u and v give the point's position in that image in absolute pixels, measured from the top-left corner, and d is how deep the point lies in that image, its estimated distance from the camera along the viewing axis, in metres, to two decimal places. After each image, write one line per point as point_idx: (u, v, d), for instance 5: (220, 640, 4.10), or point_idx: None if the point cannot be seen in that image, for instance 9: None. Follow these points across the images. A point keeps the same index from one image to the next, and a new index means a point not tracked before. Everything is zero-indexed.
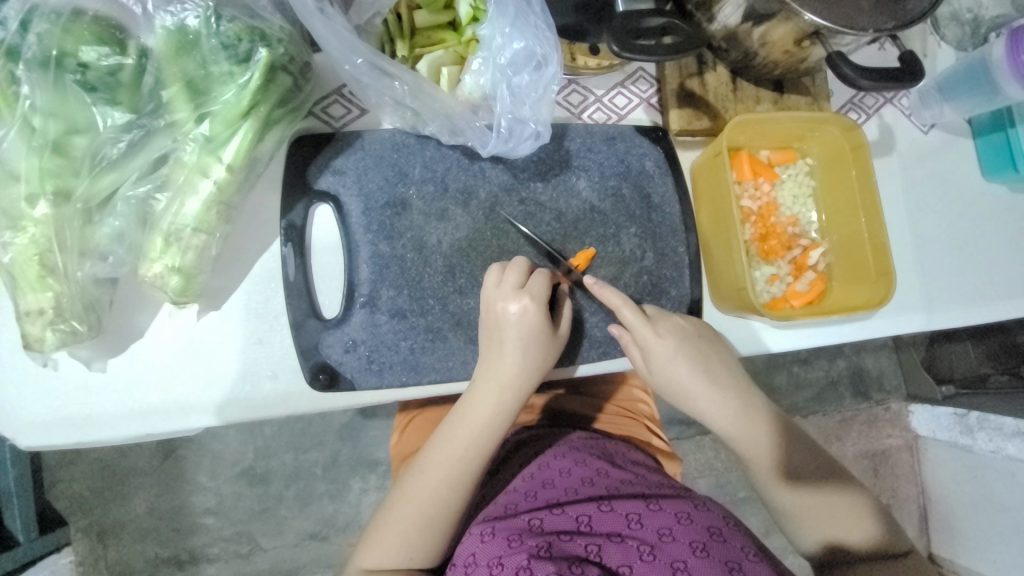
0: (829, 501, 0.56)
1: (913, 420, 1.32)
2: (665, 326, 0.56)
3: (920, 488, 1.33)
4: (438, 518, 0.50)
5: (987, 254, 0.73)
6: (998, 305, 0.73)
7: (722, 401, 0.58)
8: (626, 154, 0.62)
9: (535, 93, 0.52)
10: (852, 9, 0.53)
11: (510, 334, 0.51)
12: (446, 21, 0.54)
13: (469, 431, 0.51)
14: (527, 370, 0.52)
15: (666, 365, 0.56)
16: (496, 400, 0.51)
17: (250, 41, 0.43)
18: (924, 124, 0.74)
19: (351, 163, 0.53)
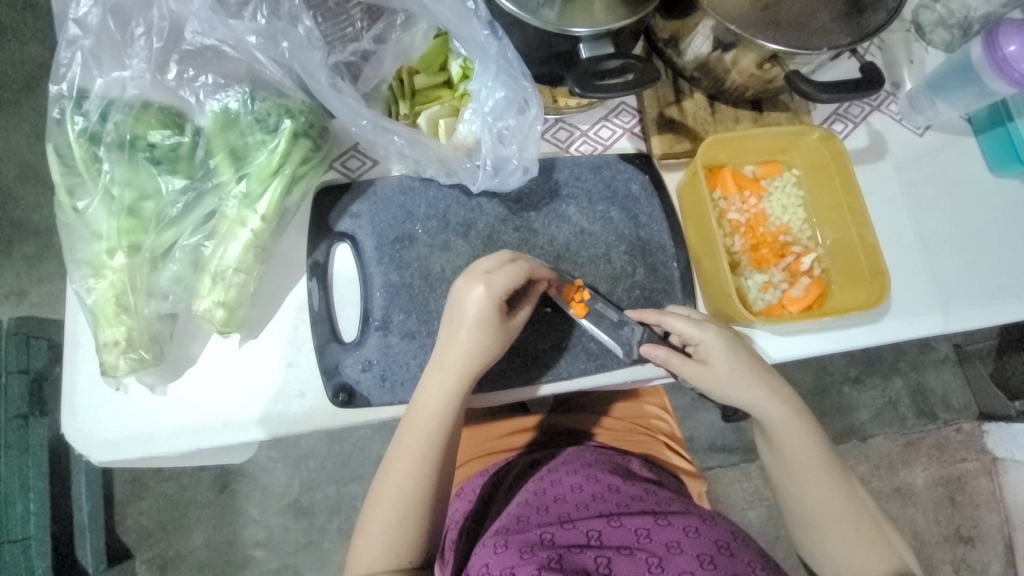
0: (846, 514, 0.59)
1: (989, 441, 1.30)
2: (726, 330, 0.59)
3: (1004, 518, 1.29)
4: (413, 507, 0.54)
5: (998, 251, 0.72)
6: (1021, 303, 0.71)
7: (786, 407, 0.59)
8: (612, 180, 0.67)
9: (521, 134, 0.60)
10: (805, 30, 0.57)
11: (452, 332, 0.55)
12: (441, 81, 0.63)
13: (424, 426, 0.54)
14: (471, 362, 0.55)
15: (726, 363, 0.58)
16: (445, 393, 0.55)
17: (278, 114, 0.54)
18: (919, 126, 0.74)
19: (365, 207, 0.62)
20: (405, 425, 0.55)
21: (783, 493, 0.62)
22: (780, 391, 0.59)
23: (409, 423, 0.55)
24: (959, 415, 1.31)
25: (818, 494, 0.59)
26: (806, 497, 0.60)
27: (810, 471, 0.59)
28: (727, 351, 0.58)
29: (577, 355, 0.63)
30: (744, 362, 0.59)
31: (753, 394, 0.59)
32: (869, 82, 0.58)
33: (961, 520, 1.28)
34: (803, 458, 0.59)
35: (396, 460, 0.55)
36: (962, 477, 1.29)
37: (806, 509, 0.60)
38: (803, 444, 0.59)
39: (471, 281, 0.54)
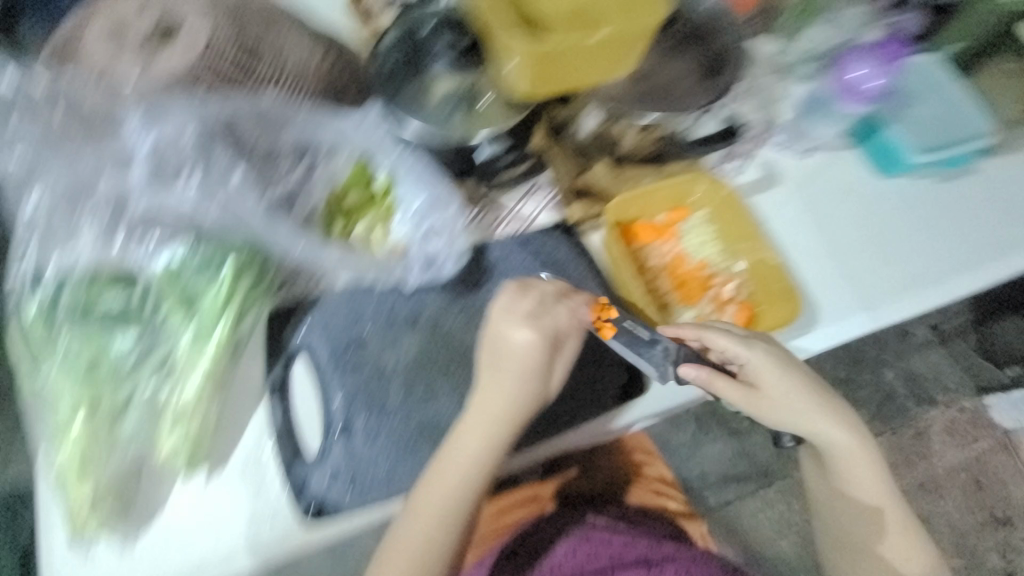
0: (870, 516, 0.72)
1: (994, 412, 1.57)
2: (771, 354, 0.66)
3: None
4: (440, 536, 0.59)
5: (920, 244, 0.79)
6: (948, 282, 0.78)
7: (843, 432, 0.69)
8: (541, 249, 0.73)
9: (449, 228, 0.68)
10: (675, 98, 0.73)
11: (496, 373, 0.60)
12: (370, 195, 0.68)
13: (465, 470, 0.59)
14: (513, 409, 0.59)
15: (777, 384, 0.66)
16: (490, 440, 0.59)
17: (219, 256, 0.59)
18: (801, 149, 0.82)
19: (316, 319, 0.66)
20: (444, 465, 0.59)
21: (818, 492, 0.74)
22: (835, 417, 0.69)
23: (448, 462, 0.59)
24: (958, 395, 1.58)
25: (860, 506, 0.71)
26: (847, 503, 0.72)
27: (856, 485, 0.70)
28: (778, 376, 0.66)
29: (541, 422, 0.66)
30: (794, 387, 0.67)
31: (798, 413, 0.68)
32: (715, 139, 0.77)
33: (993, 502, 1.50)
34: (848, 476, 0.70)
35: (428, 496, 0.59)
36: (980, 459, 1.53)
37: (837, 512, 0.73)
38: (851, 464, 0.70)
39: (518, 324, 0.60)
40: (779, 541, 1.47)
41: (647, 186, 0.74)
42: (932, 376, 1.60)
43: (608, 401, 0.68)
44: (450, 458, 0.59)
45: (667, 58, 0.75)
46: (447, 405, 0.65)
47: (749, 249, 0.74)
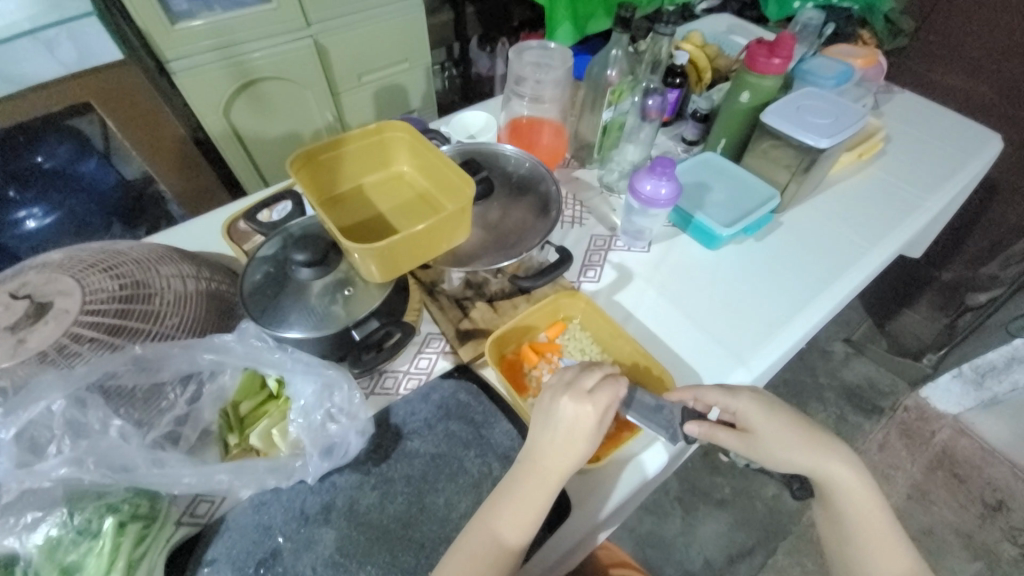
0: (894, 565, 0.67)
1: (938, 403, 1.60)
2: (761, 400, 0.70)
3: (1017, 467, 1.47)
4: None
5: (779, 288, 0.94)
6: (806, 314, 0.90)
7: (846, 474, 0.69)
8: (442, 399, 0.77)
9: (348, 407, 0.70)
10: (512, 244, 0.83)
11: (565, 427, 0.65)
12: (265, 397, 0.73)
13: (491, 546, 0.61)
14: (549, 483, 0.64)
15: (766, 425, 0.69)
16: (525, 512, 0.63)
17: (99, 516, 0.58)
18: (642, 244, 0.98)
19: (221, 547, 0.64)
20: (473, 539, 0.61)
21: (835, 539, 0.71)
22: (836, 456, 0.69)
23: (477, 535, 0.62)
24: (896, 394, 1.70)
25: (878, 558, 0.67)
26: (863, 553, 0.68)
27: (864, 532, 0.68)
28: (768, 417, 0.69)
29: None
30: (788, 430, 0.69)
31: (798, 456, 0.68)
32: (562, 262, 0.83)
33: (978, 491, 1.48)
34: (857, 520, 0.68)
35: (447, 572, 0.60)
36: (946, 450, 1.55)
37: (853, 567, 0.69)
38: (855, 507, 0.69)
39: (579, 399, 0.65)
40: None
41: (519, 314, 0.83)
42: (868, 385, 1.72)
43: (541, 534, 0.67)
44: (479, 530, 0.62)
45: (509, 207, 0.88)
46: None
47: (622, 346, 0.81)
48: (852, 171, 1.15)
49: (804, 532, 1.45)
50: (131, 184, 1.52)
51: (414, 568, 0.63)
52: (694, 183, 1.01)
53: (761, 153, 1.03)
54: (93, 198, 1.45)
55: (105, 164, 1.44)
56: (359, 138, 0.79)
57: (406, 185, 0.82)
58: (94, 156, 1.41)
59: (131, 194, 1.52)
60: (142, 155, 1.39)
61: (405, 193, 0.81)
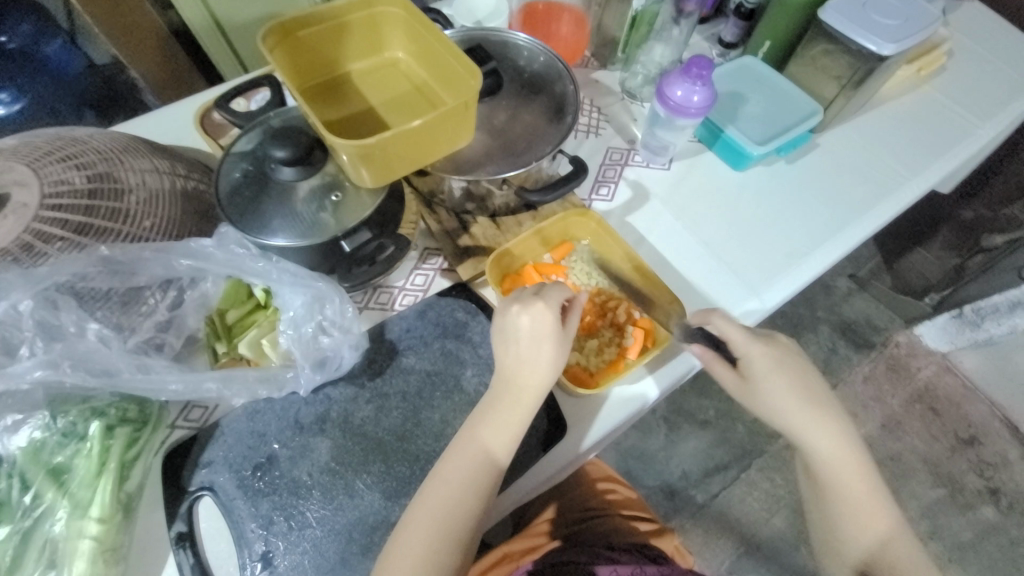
0: (865, 535, 0.66)
1: (926, 340, 1.64)
2: (765, 348, 0.67)
3: (989, 403, 1.59)
4: (441, 547, 0.57)
5: (804, 218, 0.86)
6: (828, 246, 0.84)
7: (834, 437, 0.66)
8: (439, 317, 0.74)
9: (343, 320, 0.66)
10: (519, 154, 0.74)
11: (533, 339, 0.62)
12: (253, 306, 0.69)
13: (474, 462, 0.59)
14: (522, 395, 0.62)
15: (761, 375, 0.66)
16: (503, 426, 0.61)
17: (85, 419, 0.58)
18: (663, 161, 0.89)
19: (218, 451, 0.64)
20: (455, 460, 0.60)
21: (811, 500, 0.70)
22: (829, 418, 0.67)
23: (458, 455, 0.60)
24: (890, 331, 1.66)
25: (859, 521, 0.66)
26: (841, 514, 0.67)
27: (847, 497, 0.66)
28: (772, 373, 0.66)
29: None
30: (787, 386, 0.66)
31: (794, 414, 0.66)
32: (575, 174, 0.74)
33: (954, 426, 1.56)
34: (835, 485, 0.67)
35: (432, 494, 0.58)
36: (928, 386, 1.60)
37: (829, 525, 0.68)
38: (841, 473, 0.66)
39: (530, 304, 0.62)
40: (773, 519, 1.47)
41: (526, 232, 0.77)
42: (863, 322, 1.67)
43: (534, 453, 0.68)
44: (459, 449, 0.60)
45: (518, 110, 0.77)
46: (372, 501, 0.62)
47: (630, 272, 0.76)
48: (906, 88, 1.02)
49: (778, 453, 1.54)
50: (101, 70, 1.29)
51: (408, 478, 0.64)
52: (730, 92, 0.89)
53: (809, 61, 0.89)
54: (61, 84, 1.25)
55: (70, 45, 1.25)
56: (349, 8, 0.67)
57: (402, 75, 0.71)
58: (58, 36, 1.24)
59: (102, 84, 1.30)
60: (108, 36, 1.12)
61: (400, 84, 0.70)
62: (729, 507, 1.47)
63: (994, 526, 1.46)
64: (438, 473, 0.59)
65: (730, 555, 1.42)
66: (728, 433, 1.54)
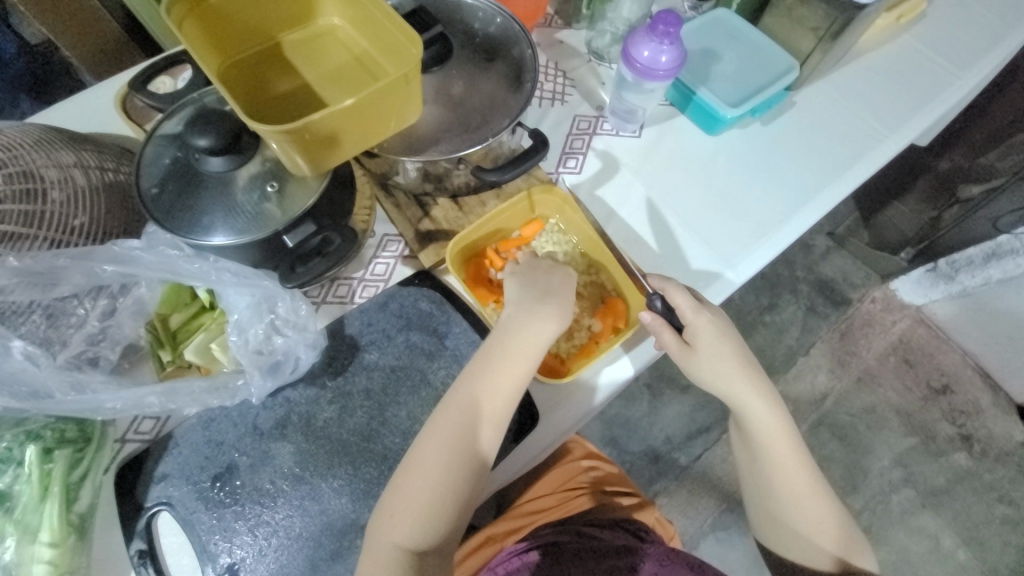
0: (805, 520, 0.66)
1: (902, 294, 1.67)
2: (717, 321, 0.65)
3: (961, 352, 1.64)
4: (455, 462, 0.58)
5: (780, 183, 0.83)
6: (802, 211, 0.81)
7: (770, 409, 0.66)
8: (402, 308, 0.70)
9: (298, 318, 0.63)
10: (475, 129, 0.68)
11: (534, 303, 0.65)
12: (200, 309, 0.64)
13: (464, 434, 0.59)
14: (511, 357, 0.61)
15: (709, 351, 0.64)
16: (493, 391, 0.60)
17: (20, 444, 0.53)
18: (634, 128, 0.84)
19: (172, 463, 0.60)
20: (461, 398, 0.60)
21: (750, 482, 0.70)
22: (763, 391, 0.66)
23: (445, 426, 0.59)
24: (867, 288, 1.68)
25: (795, 493, 0.66)
26: (778, 487, 0.66)
27: (784, 469, 0.66)
28: (713, 345, 0.65)
29: None
30: (731, 364, 0.65)
31: (732, 388, 0.65)
32: (535, 148, 0.68)
33: (927, 376, 1.61)
34: (773, 471, 0.66)
35: (418, 472, 0.58)
36: (904, 338, 1.64)
37: (768, 499, 0.68)
38: (777, 446, 0.66)
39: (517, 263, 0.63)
40: None
41: (488, 213, 0.73)
42: (841, 279, 1.69)
43: (506, 444, 0.66)
44: (448, 421, 0.59)
45: (473, 79, 0.71)
46: (341, 504, 0.60)
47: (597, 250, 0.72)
48: (886, 38, 0.97)
49: None
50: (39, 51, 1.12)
51: (377, 479, 0.62)
52: (703, 49, 0.84)
53: (786, 11, 0.83)
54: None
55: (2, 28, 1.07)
56: None
57: (340, 45, 0.64)
58: None
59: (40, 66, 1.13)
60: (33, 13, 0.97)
61: (338, 56, 0.63)
62: (711, 467, 1.51)
63: (967, 470, 1.52)
64: (466, 386, 0.60)
65: (713, 513, 1.47)
66: (708, 397, 1.56)
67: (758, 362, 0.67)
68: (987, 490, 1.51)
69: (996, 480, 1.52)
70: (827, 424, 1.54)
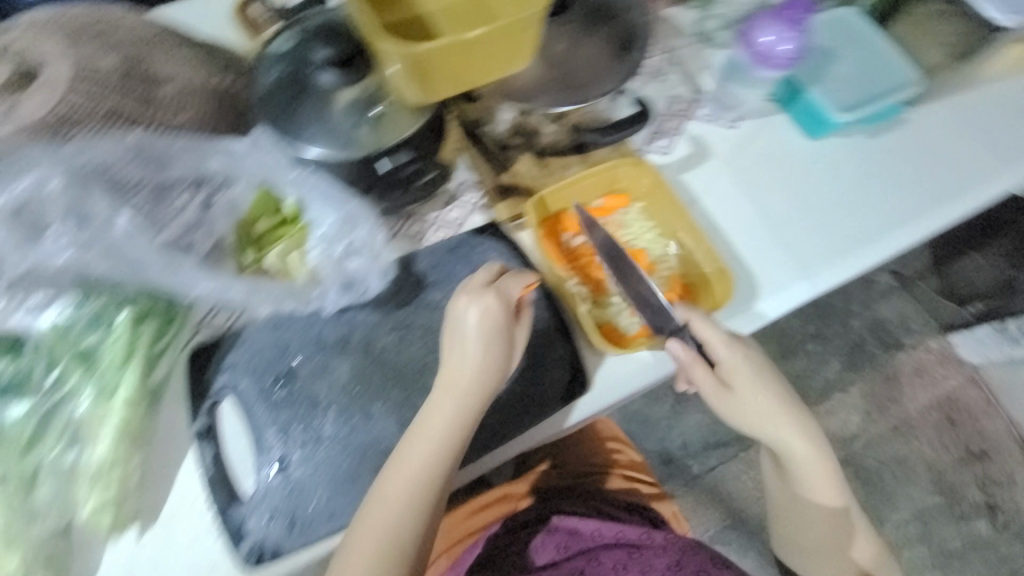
0: (827, 529, 0.70)
1: (962, 350, 1.54)
2: (749, 357, 0.64)
3: (1007, 420, 1.51)
4: (408, 512, 0.56)
5: (871, 208, 0.78)
6: (894, 235, 0.77)
7: (804, 441, 0.66)
8: (470, 256, 0.71)
9: (372, 243, 0.65)
10: (577, 87, 0.69)
11: (478, 350, 0.59)
12: (281, 220, 0.65)
13: (421, 472, 0.57)
14: (476, 396, 0.59)
15: (746, 388, 0.64)
16: (452, 430, 0.58)
17: (113, 307, 0.56)
18: (730, 120, 0.81)
19: (241, 355, 0.64)
20: (409, 447, 0.58)
21: (778, 501, 0.72)
22: (798, 421, 0.67)
23: (401, 464, 0.57)
24: (923, 337, 1.58)
25: (821, 511, 0.69)
26: (806, 506, 0.69)
27: (814, 489, 0.68)
28: (755, 382, 0.65)
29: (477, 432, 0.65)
30: (767, 398, 0.65)
31: (772, 423, 0.65)
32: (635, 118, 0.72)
33: (967, 438, 1.51)
34: (804, 493, 0.68)
35: (375, 512, 0.56)
36: (951, 396, 1.53)
37: (795, 518, 0.71)
38: (812, 475, 0.67)
39: (479, 293, 0.60)
40: None
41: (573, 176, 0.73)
42: (897, 321, 1.60)
43: (555, 404, 0.66)
44: (406, 459, 0.57)
45: (580, 40, 0.70)
46: (386, 427, 0.62)
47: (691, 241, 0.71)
48: None
49: None
50: None
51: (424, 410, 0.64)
52: (824, 46, 0.79)
53: None
54: None
55: None
56: None
57: None
58: None
59: None
60: None
61: None
62: (721, 482, 1.49)
63: (985, 540, 1.45)
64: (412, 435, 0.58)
65: (715, 525, 1.46)
66: None
67: (794, 393, 0.68)
68: (1003, 565, 1.44)
69: (1016, 557, 1.44)
70: (851, 465, 1.50)
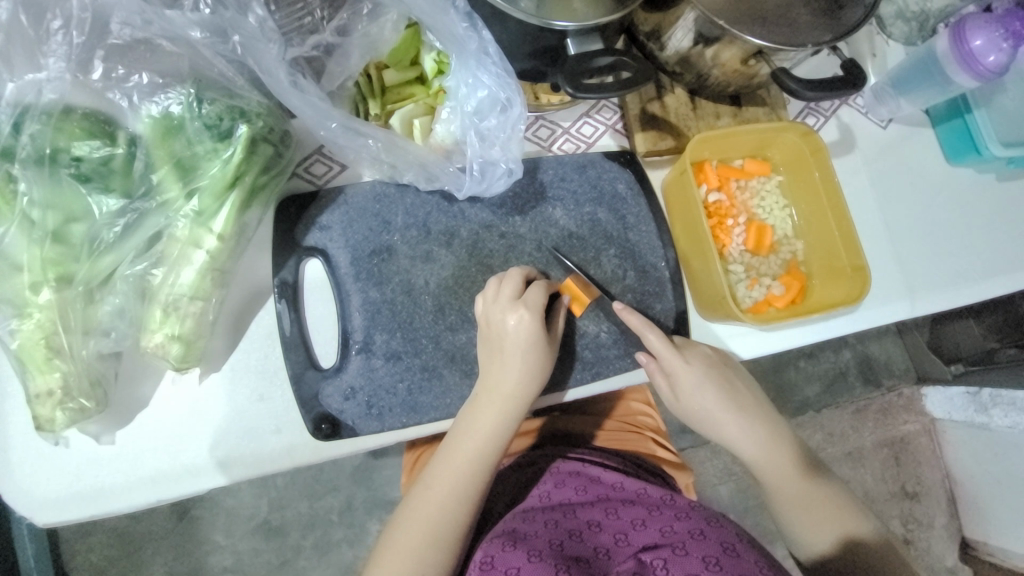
0: (808, 504, 0.59)
1: (927, 403, 1.33)
2: (690, 354, 0.59)
3: (945, 473, 1.33)
4: (452, 513, 0.52)
5: (968, 252, 0.75)
6: (998, 279, 0.76)
7: (755, 428, 0.60)
8: (598, 179, 0.65)
9: (503, 134, 0.55)
10: (790, 25, 0.54)
11: (515, 363, 0.54)
12: (413, 77, 0.57)
13: (465, 476, 0.52)
14: (517, 411, 0.54)
15: (690, 376, 0.58)
16: (483, 442, 0.53)
17: (231, 119, 0.47)
18: (883, 119, 0.76)
19: (336, 217, 0.56)
20: (449, 446, 0.53)
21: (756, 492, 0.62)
22: (750, 410, 0.60)
23: (443, 465, 0.53)
24: (900, 380, 1.33)
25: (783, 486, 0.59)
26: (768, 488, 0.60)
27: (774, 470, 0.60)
28: (718, 399, 0.59)
29: (569, 363, 0.61)
30: (714, 385, 0.59)
31: (738, 434, 0.60)
32: (853, 79, 0.58)
33: (905, 477, 1.32)
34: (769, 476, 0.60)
35: (419, 510, 0.52)
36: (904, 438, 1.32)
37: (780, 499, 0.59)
38: (773, 458, 0.60)
39: (512, 306, 0.54)
40: None
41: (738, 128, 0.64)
42: (883, 361, 1.33)
43: None
44: (445, 458, 0.53)
45: None
46: None
47: (836, 224, 0.64)
48: None
49: None
50: None
51: None
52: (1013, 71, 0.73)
53: None
54: None
55: None
56: None
57: None
58: None
59: None
60: None
61: None
62: None
63: None
64: (456, 437, 0.53)
65: None
66: None
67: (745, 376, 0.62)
68: None
69: None
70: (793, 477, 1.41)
